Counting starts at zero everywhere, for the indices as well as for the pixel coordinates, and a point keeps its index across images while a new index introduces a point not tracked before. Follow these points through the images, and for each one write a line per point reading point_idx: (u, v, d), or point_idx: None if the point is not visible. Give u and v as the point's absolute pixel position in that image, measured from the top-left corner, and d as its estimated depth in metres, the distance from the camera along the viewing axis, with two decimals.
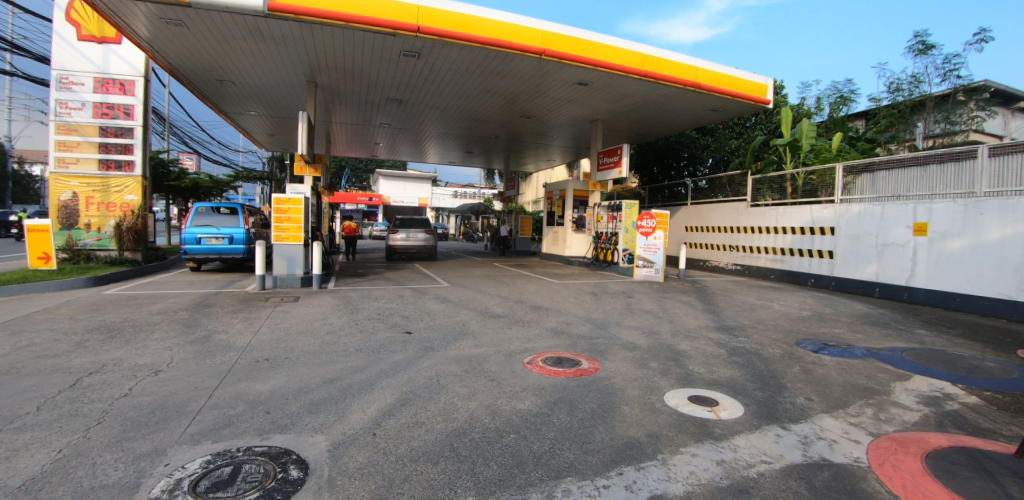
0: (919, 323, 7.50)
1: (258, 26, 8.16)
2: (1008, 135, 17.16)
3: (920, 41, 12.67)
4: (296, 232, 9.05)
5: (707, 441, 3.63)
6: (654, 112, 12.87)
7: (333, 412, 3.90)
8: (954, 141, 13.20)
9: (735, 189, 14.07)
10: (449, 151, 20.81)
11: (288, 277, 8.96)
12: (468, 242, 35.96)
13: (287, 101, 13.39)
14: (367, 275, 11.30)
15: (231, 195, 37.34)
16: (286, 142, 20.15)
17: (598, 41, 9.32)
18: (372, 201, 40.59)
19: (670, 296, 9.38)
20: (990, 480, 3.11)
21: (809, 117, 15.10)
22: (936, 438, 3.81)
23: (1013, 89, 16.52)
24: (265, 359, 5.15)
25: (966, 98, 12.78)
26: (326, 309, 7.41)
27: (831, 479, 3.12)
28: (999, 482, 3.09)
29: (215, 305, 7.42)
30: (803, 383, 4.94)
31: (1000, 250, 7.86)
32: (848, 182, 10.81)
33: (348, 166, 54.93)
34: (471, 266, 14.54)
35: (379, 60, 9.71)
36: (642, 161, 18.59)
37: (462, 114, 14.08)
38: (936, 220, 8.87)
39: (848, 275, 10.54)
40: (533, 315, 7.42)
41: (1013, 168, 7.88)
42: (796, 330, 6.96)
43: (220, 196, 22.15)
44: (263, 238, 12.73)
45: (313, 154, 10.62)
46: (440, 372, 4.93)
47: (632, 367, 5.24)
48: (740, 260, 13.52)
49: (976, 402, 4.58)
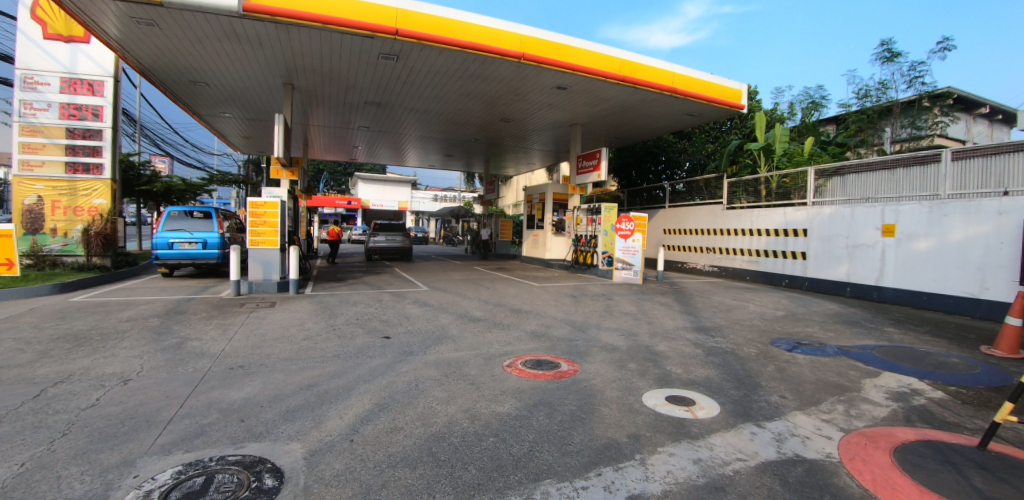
0: (888, 321, 7.71)
1: (233, 27, 8.03)
2: (970, 139, 17.83)
3: (886, 49, 13.11)
4: (272, 236, 8.86)
5: (684, 441, 3.67)
6: (633, 116, 13.02)
7: (309, 419, 3.83)
8: (919, 146, 13.68)
9: (711, 192, 14.33)
10: (429, 154, 20.72)
11: (264, 283, 8.79)
12: (448, 245, 35.65)
13: (264, 103, 13.15)
14: (347, 280, 11.17)
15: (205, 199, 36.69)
16: (263, 145, 19.77)
17: (577, 46, 9.41)
18: (351, 205, 40.00)
19: (648, 298, 9.49)
20: (956, 472, 3.22)
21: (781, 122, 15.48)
22: (904, 432, 3.93)
23: (974, 95, 17.19)
24: (240, 367, 5.04)
25: (931, 104, 13.22)
26: (303, 315, 7.29)
27: (804, 475, 3.19)
28: (964, 474, 3.20)
29: (188, 311, 7.23)
30: (777, 382, 5.04)
31: (964, 250, 8.16)
32: (820, 185, 11.09)
33: (326, 170, 54.45)
34: (453, 270, 14.44)
35: (358, 62, 9.63)
36: (620, 165, 18.77)
37: (442, 117, 14.05)
38: (903, 221, 9.17)
39: (820, 276, 10.80)
40: (513, 318, 7.42)
41: (975, 171, 8.22)
42: (770, 330, 7.09)
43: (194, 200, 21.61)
44: (239, 242, 12.47)
45: (289, 156, 10.36)
46: (419, 376, 4.89)
47: (611, 368, 5.27)
48: (717, 261, 13.77)
49: (942, 396, 4.74)
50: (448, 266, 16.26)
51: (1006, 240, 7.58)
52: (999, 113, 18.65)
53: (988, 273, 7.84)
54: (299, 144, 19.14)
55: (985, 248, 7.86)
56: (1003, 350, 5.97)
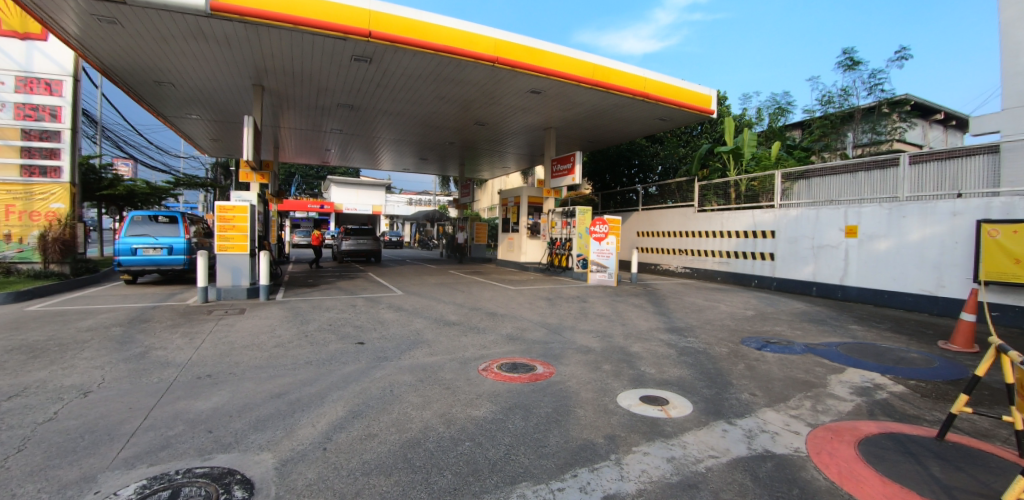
0: (852, 319, 7.99)
1: (200, 26, 7.82)
2: (927, 144, 18.66)
3: (848, 57, 13.61)
4: (241, 242, 8.62)
5: (658, 440, 3.72)
6: (607, 120, 13.16)
7: (281, 428, 3.74)
8: (879, 150, 14.22)
9: (683, 195, 14.60)
10: (404, 157, 20.55)
11: (233, 289, 8.56)
12: (424, 249, 35.35)
13: (232, 105, 12.82)
14: (319, 285, 10.97)
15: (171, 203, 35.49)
16: (232, 147, 19.25)
17: (551, 50, 9.50)
18: (324, 209, 38.97)
19: (622, 300, 9.62)
20: (915, 463, 3.36)
21: (749, 127, 15.92)
22: (867, 426, 4.08)
23: (930, 102, 18.04)
24: (207, 376, 4.89)
25: (890, 110, 13.88)
26: (274, 321, 7.12)
27: (773, 470, 3.27)
28: (923, 464, 3.34)
29: (152, 320, 6.97)
30: (747, 380, 5.17)
31: (922, 249, 8.53)
32: (787, 187, 11.43)
33: (298, 173, 53.46)
34: (428, 274, 14.32)
35: (330, 64, 9.50)
36: (595, 169, 18.96)
37: (417, 121, 13.95)
38: (864, 223, 9.53)
39: (788, 276, 11.13)
40: (488, 321, 7.41)
41: (931, 174, 8.62)
42: (741, 329, 7.26)
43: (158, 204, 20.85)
44: (206, 248, 12.12)
45: (259, 160, 10.08)
46: (394, 382, 4.84)
47: (586, 370, 5.31)
48: (689, 263, 14.05)
49: (902, 390, 4.94)
50: (423, 270, 16.09)
51: (960, 240, 7.96)
52: (953, 119, 19.57)
53: (943, 272, 8.22)
54: (269, 147, 18.70)
55: (940, 247, 8.24)
56: (959, 345, 6.26)
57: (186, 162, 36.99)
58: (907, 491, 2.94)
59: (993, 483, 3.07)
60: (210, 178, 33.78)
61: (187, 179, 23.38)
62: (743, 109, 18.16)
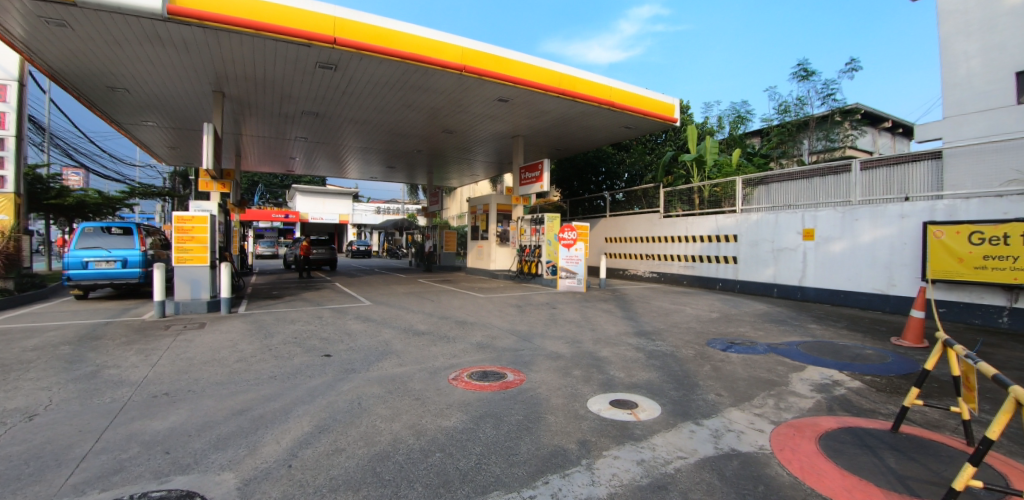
0: (811, 319, 8.29)
1: (155, 31, 7.56)
2: (876, 151, 19.68)
3: (802, 69, 14.26)
4: (201, 253, 8.29)
5: (628, 443, 3.78)
6: (574, 128, 13.34)
7: (243, 447, 3.62)
8: (833, 156, 14.85)
9: (649, 201, 14.89)
10: (372, 165, 20.26)
11: (192, 302, 8.24)
12: (392, 258, 34.79)
13: (191, 112, 12.41)
14: (283, 297, 10.69)
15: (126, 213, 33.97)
16: (192, 155, 18.53)
17: (518, 59, 9.61)
18: (289, 219, 38.01)
19: (591, 305, 9.74)
20: (871, 455, 3.51)
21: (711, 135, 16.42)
22: (827, 421, 4.25)
23: (878, 110, 19.07)
24: (164, 394, 4.69)
25: (842, 118, 14.52)
26: (236, 335, 6.89)
27: (739, 468, 3.36)
28: (878, 456, 3.50)
29: (104, 337, 6.62)
30: (713, 380, 5.30)
31: (873, 250, 8.97)
32: (747, 193, 11.81)
33: (261, 182, 52.08)
34: (397, 283, 14.14)
35: (294, 71, 9.31)
36: (563, 176, 19.13)
37: (385, 128, 13.81)
38: (821, 226, 9.92)
39: (750, 278, 11.50)
40: (458, 330, 7.35)
41: (880, 179, 9.08)
42: (707, 331, 7.44)
43: (111, 214, 19.87)
44: (163, 260, 11.65)
45: (220, 168, 9.75)
46: (361, 394, 4.75)
47: (556, 376, 5.35)
48: (655, 267, 14.34)
49: (859, 386, 5.16)
50: (392, 279, 15.82)
51: (908, 241, 8.42)
52: (899, 127, 20.70)
53: (894, 271, 8.67)
54: (230, 154, 18.13)
55: (890, 248, 8.69)
56: (910, 340, 6.58)
57: (142, 171, 35.38)
58: (865, 483, 3.07)
59: (944, 471, 3.24)
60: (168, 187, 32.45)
61: (142, 189, 22.39)
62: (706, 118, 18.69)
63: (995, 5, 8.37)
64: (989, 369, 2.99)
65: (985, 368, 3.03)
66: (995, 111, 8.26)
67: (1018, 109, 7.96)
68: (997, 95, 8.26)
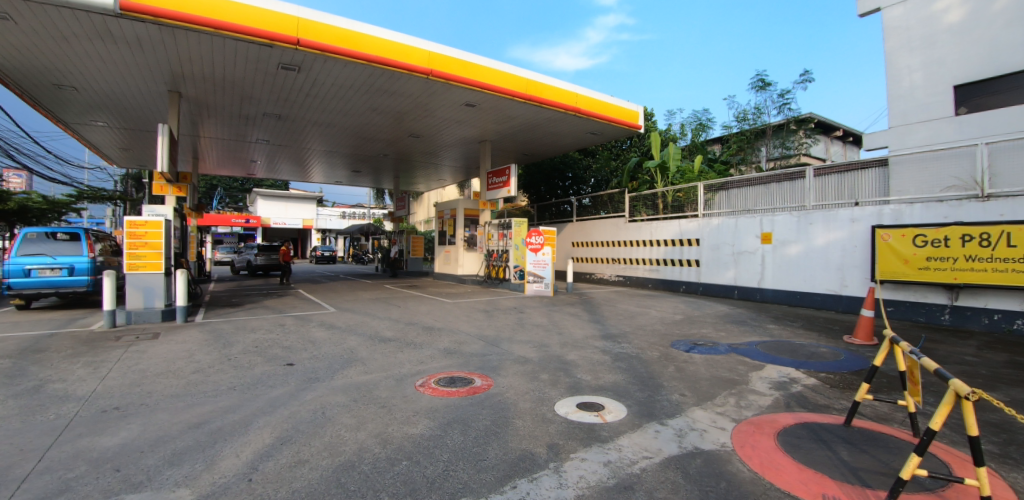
0: (769, 319, 8.63)
1: (107, 27, 7.22)
2: (829, 158, 20.68)
3: (760, 79, 14.86)
4: (155, 260, 7.96)
5: (595, 445, 3.83)
6: (539, 134, 13.46)
7: (200, 461, 3.47)
8: (789, 163, 15.52)
9: (615, 206, 15.17)
10: (337, 169, 19.83)
11: (145, 312, 7.87)
12: (358, 264, 34.14)
13: (145, 112, 11.89)
14: (243, 305, 10.35)
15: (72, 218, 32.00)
16: (146, 156, 17.70)
17: (485, 65, 9.65)
18: (250, 223, 36.97)
19: (558, 309, 9.84)
20: (826, 449, 3.69)
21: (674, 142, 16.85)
22: (785, 417, 4.43)
23: (830, 120, 20.08)
24: (115, 409, 4.46)
25: (796, 127, 15.22)
26: (191, 346, 6.62)
27: (702, 465, 3.46)
28: (832, 449, 3.68)
29: (48, 349, 6.25)
30: (677, 381, 5.44)
31: (826, 253, 9.42)
32: (708, 198, 12.15)
33: (219, 185, 50.70)
34: (363, 289, 13.89)
35: (256, 72, 9.06)
36: (529, 181, 19.27)
37: (351, 132, 13.57)
38: (778, 230, 10.35)
39: (712, 281, 11.84)
40: (425, 336, 7.29)
41: (832, 185, 9.55)
42: (670, 333, 7.64)
43: (56, 219, 18.74)
44: (114, 267, 11.09)
45: (176, 171, 9.36)
46: (325, 404, 4.65)
47: (524, 380, 5.38)
48: (621, 271, 14.61)
49: (814, 383, 5.40)
50: (358, 285, 15.51)
51: (858, 243, 8.90)
52: (849, 136, 21.82)
53: (845, 272, 9.13)
54: (187, 157, 17.43)
55: (842, 250, 9.16)
56: (861, 338, 6.92)
57: (91, 174, 33.45)
58: (820, 476, 3.22)
59: (891, 462, 3.44)
60: (120, 191, 30.87)
61: (91, 193, 21.36)
62: (669, 125, 19.20)
63: (935, 23, 8.97)
64: (931, 364, 3.18)
65: (928, 363, 3.23)
66: (936, 122, 8.86)
67: (955, 121, 8.57)
68: (937, 107, 8.86)
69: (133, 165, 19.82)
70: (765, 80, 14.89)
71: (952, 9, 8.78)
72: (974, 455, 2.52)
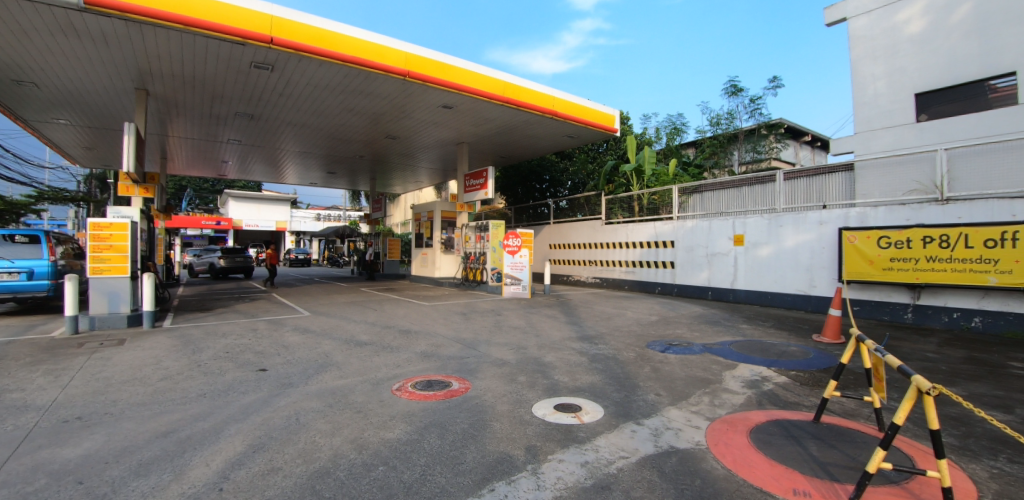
0: (742, 319, 8.85)
1: (70, 21, 6.97)
2: (798, 162, 21.37)
3: (733, 84, 15.26)
4: (120, 263, 7.70)
5: (572, 446, 3.87)
6: (517, 136, 13.50)
7: (168, 471, 3.37)
8: (759, 167, 15.98)
9: (591, 208, 15.33)
10: (312, 171, 19.48)
11: (110, 317, 7.60)
12: (333, 267, 33.66)
13: (110, 110, 11.49)
14: (213, 309, 10.07)
15: (31, 220, 30.54)
16: (111, 156, 17.09)
17: (462, 67, 9.65)
18: (221, 225, 36.08)
19: (536, 311, 9.89)
20: (796, 445, 3.80)
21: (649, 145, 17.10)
22: (757, 415, 4.56)
23: (799, 125, 20.76)
24: (77, 418, 4.28)
25: (767, 132, 15.73)
26: (159, 352, 6.42)
27: (677, 464, 3.53)
28: (802, 445, 3.79)
29: (4, 358, 5.97)
30: (653, 381, 5.54)
31: (796, 254, 9.72)
32: (683, 201, 12.39)
33: (190, 186, 49.43)
34: (338, 293, 13.70)
35: (227, 70, 8.86)
36: (507, 184, 19.30)
37: (326, 133, 13.37)
38: (749, 232, 10.62)
39: (686, 282, 12.07)
40: (402, 340, 7.23)
41: (801, 188, 9.85)
42: (646, 334, 7.77)
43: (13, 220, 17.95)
44: (76, 271, 10.66)
45: (143, 171, 9.06)
46: (300, 409, 4.57)
47: (501, 383, 5.39)
48: (598, 273, 14.79)
49: (785, 380, 5.57)
50: (333, 288, 15.31)
51: (825, 245, 9.21)
52: (817, 141, 22.59)
53: (814, 273, 9.44)
54: (155, 156, 16.87)
55: (811, 251, 9.46)
56: (829, 336, 7.16)
57: (52, 173, 32.02)
58: (791, 472, 3.31)
59: (858, 456, 3.57)
60: (82, 191, 29.62)
61: (51, 194, 20.57)
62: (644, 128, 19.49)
63: (897, 33, 9.36)
64: (894, 361, 3.31)
65: (891, 360, 3.36)
66: (898, 128, 9.24)
67: (917, 127, 8.95)
68: (899, 114, 9.24)
69: (96, 164, 19.06)
70: (738, 86, 15.30)
71: (913, 20, 9.16)
72: (934, 447, 2.64)
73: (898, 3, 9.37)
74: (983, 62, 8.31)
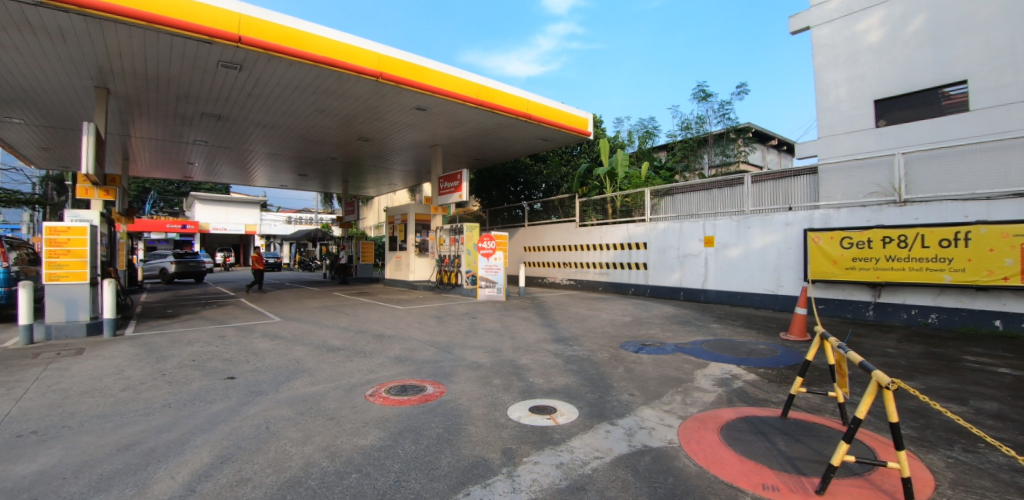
0: (713, 319, 9.07)
1: (24, 16, 6.67)
2: (765, 165, 22.08)
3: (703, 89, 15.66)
4: (78, 269, 7.38)
5: (547, 448, 3.91)
6: (493, 139, 13.51)
7: (131, 486, 3.26)
8: (729, 170, 16.43)
9: (566, 211, 15.45)
10: (283, 172, 19.04)
11: (67, 326, 7.29)
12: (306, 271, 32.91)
13: (67, 109, 11.01)
14: (178, 316, 9.76)
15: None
16: (68, 157, 16.32)
17: (436, 69, 9.63)
18: (186, 229, 35.19)
19: (510, 314, 9.93)
20: (763, 441, 3.93)
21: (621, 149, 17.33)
22: (727, 412, 4.69)
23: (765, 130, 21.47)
24: (33, 432, 4.09)
25: (735, 136, 16.20)
26: (121, 361, 6.19)
27: (650, 463, 3.61)
28: (771, 441, 3.93)
29: None
30: (626, 381, 5.64)
31: (764, 254, 10.03)
32: (655, 203, 12.63)
33: (155, 189, 47.71)
34: (309, 297, 13.43)
35: (193, 69, 8.61)
36: (482, 186, 19.27)
37: (297, 134, 13.12)
38: (719, 233, 10.89)
39: (659, 283, 12.29)
40: (375, 344, 7.16)
41: (767, 191, 10.17)
42: (620, 335, 7.89)
43: None
44: (30, 277, 10.15)
45: (103, 173, 8.68)
46: (270, 418, 4.48)
47: (477, 386, 5.40)
48: (573, 275, 14.94)
49: (754, 378, 5.74)
50: (304, 293, 15.02)
51: (791, 245, 9.53)
52: (783, 145, 23.39)
53: (781, 273, 9.76)
54: (116, 157, 16.21)
55: (778, 252, 9.78)
56: (795, 334, 7.42)
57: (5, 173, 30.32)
58: (760, 467, 3.42)
59: (823, 450, 3.72)
60: (37, 193, 28.10)
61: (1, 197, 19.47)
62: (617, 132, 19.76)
63: (857, 43, 9.77)
64: (855, 357, 3.47)
65: (852, 356, 3.51)
66: (858, 133, 9.63)
67: (875, 132, 9.35)
68: (859, 119, 9.66)
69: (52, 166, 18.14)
70: (707, 91, 15.70)
71: (873, 30, 9.57)
72: (894, 439, 2.77)
73: (858, 14, 9.78)
74: (936, 72, 8.76)
